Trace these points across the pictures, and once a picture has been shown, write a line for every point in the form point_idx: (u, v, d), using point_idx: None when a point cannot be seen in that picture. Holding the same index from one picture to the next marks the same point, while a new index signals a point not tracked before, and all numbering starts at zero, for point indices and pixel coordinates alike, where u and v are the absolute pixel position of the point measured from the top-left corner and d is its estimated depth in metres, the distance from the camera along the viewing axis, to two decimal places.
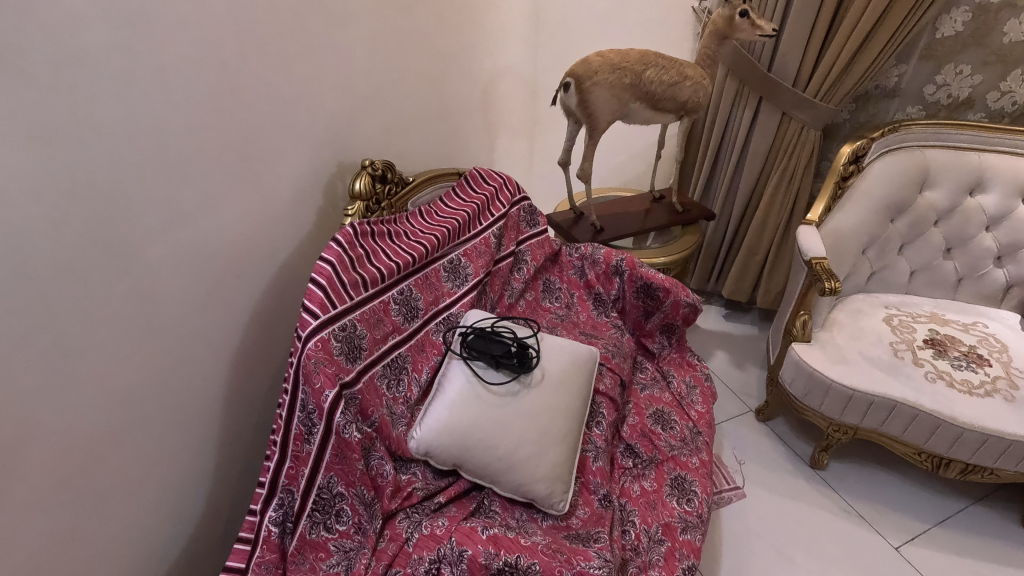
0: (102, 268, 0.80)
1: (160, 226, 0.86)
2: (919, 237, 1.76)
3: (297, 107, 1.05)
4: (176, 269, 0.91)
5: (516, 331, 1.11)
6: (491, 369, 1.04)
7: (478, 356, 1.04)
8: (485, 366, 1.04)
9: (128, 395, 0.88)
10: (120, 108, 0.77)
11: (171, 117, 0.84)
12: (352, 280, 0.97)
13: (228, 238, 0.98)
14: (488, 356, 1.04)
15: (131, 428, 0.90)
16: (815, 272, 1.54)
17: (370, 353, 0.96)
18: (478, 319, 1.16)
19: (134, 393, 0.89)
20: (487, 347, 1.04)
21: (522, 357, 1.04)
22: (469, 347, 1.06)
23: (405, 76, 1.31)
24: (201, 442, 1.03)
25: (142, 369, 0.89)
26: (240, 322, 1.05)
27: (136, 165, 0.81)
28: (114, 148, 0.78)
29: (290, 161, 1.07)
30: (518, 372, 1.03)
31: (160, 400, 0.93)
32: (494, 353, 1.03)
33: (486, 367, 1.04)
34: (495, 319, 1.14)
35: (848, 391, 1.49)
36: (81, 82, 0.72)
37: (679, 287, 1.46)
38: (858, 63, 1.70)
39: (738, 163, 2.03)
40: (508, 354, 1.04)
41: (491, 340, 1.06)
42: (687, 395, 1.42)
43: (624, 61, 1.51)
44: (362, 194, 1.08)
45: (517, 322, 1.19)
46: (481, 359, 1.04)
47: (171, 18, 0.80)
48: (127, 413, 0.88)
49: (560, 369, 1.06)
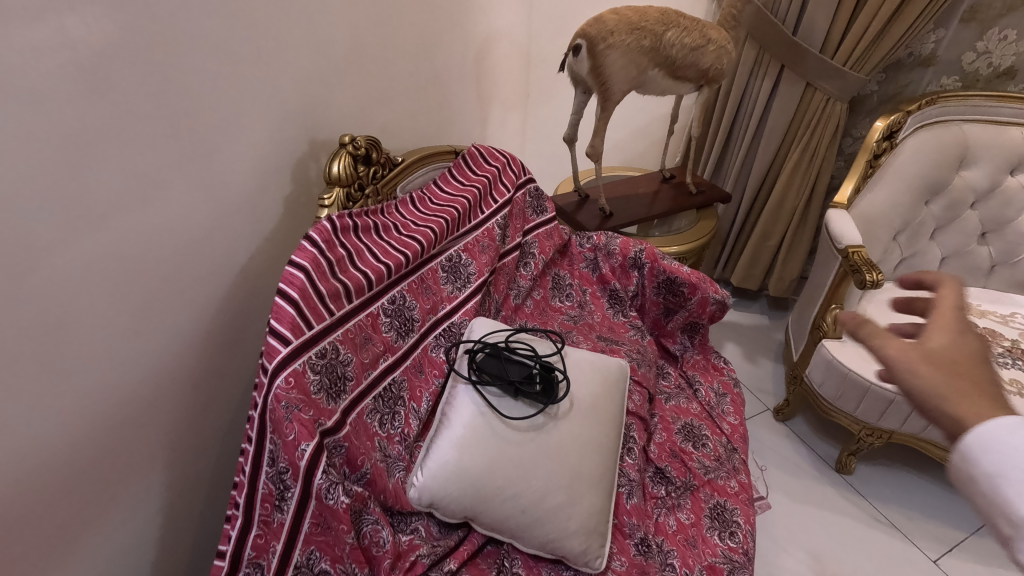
0: None
1: (64, 228, 0.64)
2: (955, 221, 1.62)
3: (253, 67, 0.82)
4: (92, 284, 0.68)
5: (535, 349, 0.92)
6: (508, 397, 0.85)
7: (491, 381, 0.85)
8: (500, 392, 0.85)
9: (38, 449, 0.67)
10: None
11: (70, 77, 0.61)
12: (331, 290, 0.77)
13: (163, 239, 0.76)
14: (504, 381, 0.85)
15: (39, 496, 0.68)
16: (852, 262, 1.37)
17: (357, 384, 0.76)
18: (486, 332, 0.96)
19: (39, 450, 0.67)
20: (503, 371, 0.86)
21: (542, 379, 0.85)
22: (480, 370, 0.87)
23: (388, 35, 1.08)
24: (141, 496, 0.83)
25: (50, 416, 0.67)
26: (186, 345, 0.83)
27: (26, 144, 0.59)
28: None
29: (246, 136, 0.84)
30: (541, 398, 0.84)
31: (79, 453, 0.72)
32: (512, 379, 0.84)
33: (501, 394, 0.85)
34: (510, 333, 0.95)
35: (889, 395, 1.34)
36: None
37: (707, 282, 1.29)
38: (896, 26, 1.52)
39: (753, 140, 1.85)
40: (530, 379, 0.85)
41: (507, 362, 0.87)
42: (716, 405, 1.25)
43: (642, 21, 1.30)
44: (341, 179, 0.85)
45: (530, 332, 1.00)
46: (496, 384, 0.85)
47: None
48: (37, 472, 0.67)
49: (590, 395, 0.88)
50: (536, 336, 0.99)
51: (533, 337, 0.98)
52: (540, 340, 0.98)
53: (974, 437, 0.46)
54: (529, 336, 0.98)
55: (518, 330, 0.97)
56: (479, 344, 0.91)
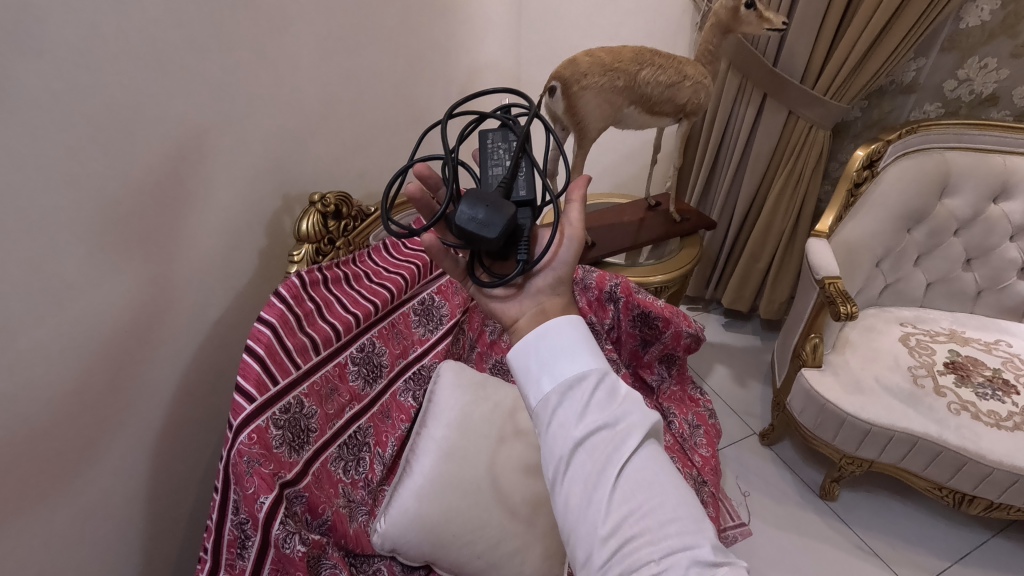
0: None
1: (33, 307, 0.67)
2: (938, 247, 1.63)
3: (220, 137, 0.85)
4: (65, 356, 0.71)
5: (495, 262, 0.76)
6: (455, 221, 0.69)
7: (488, 222, 0.67)
8: (469, 225, 0.67)
9: (35, 512, 0.72)
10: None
11: (65, 178, 0.67)
12: (298, 344, 0.82)
13: (140, 309, 0.80)
14: (489, 246, 0.68)
15: (18, 558, 0.71)
16: (828, 294, 1.39)
17: (320, 435, 0.82)
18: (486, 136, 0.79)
19: (21, 510, 0.70)
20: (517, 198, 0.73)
21: (490, 257, 0.75)
22: (500, 221, 0.67)
23: (362, 87, 1.12)
24: (125, 546, 0.87)
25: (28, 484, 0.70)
26: (163, 401, 0.87)
27: (29, 243, 0.65)
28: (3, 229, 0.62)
29: (215, 203, 0.87)
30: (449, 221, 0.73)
31: (59, 511, 0.75)
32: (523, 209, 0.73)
33: (471, 211, 0.68)
34: (485, 170, 0.77)
35: (865, 426, 1.35)
36: None
37: (680, 316, 1.32)
38: (872, 58, 1.52)
39: (739, 165, 1.87)
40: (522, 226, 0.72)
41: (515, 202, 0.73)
42: (690, 437, 1.28)
43: (616, 61, 1.32)
44: (310, 236, 0.91)
45: (481, 94, 0.79)
46: (484, 230, 0.67)
47: (57, 64, 0.64)
48: (36, 530, 0.73)
49: None
50: (491, 135, 0.80)
51: (494, 143, 0.78)
52: (481, 139, 0.79)
53: (571, 324, 0.66)
54: (495, 118, 0.76)
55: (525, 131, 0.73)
56: (555, 194, 0.68)
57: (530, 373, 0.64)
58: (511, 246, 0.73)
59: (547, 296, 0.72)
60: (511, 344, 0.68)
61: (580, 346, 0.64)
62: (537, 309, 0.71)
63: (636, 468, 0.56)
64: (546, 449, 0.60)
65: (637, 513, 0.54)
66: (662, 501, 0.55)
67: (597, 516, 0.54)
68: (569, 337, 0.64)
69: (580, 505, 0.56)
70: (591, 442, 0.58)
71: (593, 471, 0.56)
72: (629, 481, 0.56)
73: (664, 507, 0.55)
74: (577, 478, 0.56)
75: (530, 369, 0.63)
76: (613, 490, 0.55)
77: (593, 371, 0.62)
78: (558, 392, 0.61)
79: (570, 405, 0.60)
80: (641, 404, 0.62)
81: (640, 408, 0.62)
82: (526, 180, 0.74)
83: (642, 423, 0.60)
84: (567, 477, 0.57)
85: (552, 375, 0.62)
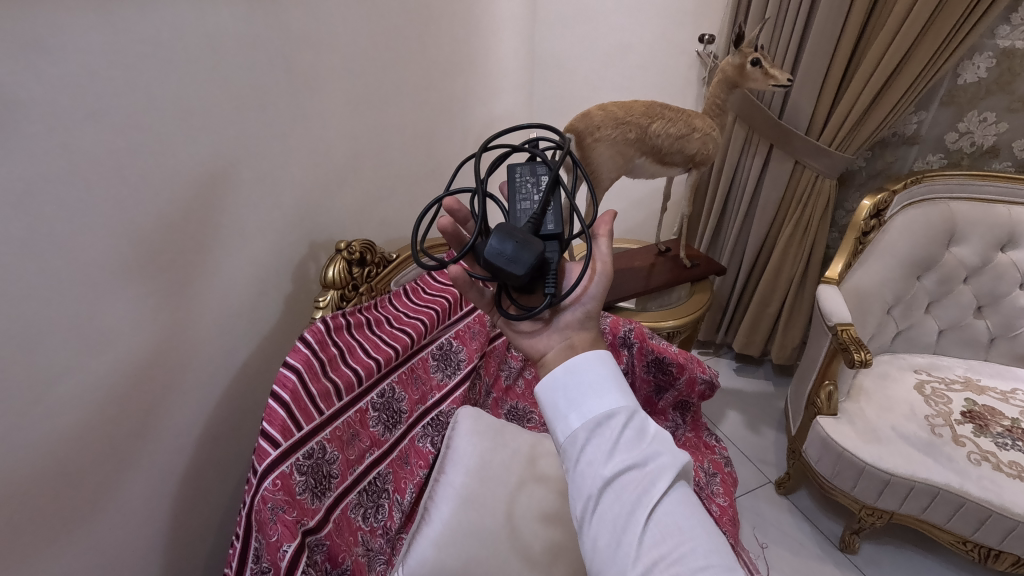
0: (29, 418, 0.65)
1: (72, 352, 0.69)
2: (948, 295, 1.64)
3: (255, 188, 0.89)
4: (97, 399, 0.73)
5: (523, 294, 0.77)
6: (483, 254, 0.70)
7: (517, 257, 0.68)
8: (497, 260, 0.69)
9: (55, 557, 0.72)
10: (8, 217, 0.60)
11: (110, 227, 0.70)
12: (322, 390, 0.83)
13: (170, 353, 0.81)
14: (516, 281, 0.70)
15: None
16: (841, 341, 1.40)
17: (341, 481, 0.83)
18: (516, 169, 0.81)
19: (41, 557, 0.70)
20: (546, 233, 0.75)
21: (518, 290, 0.76)
22: (528, 258, 0.68)
23: (386, 140, 1.17)
24: None
25: (53, 527, 0.71)
26: (186, 443, 0.88)
27: (72, 290, 0.68)
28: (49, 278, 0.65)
29: (247, 250, 0.90)
30: (477, 253, 0.74)
31: (80, 558, 0.75)
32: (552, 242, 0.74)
33: (500, 245, 0.69)
34: (514, 203, 0.79)
35: (885, 476, 1.33)
36: (11, 211, 0.60)
37: (694, 362, 1.32)
38: (874, 112, 1.57)
39: (747, 213, 1.91)
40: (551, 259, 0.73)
41: (544, 236, 0.75)
42: (707, 485, 1.26)
43: (628, 115, 1.37)
44: (335, 283, 0.93)
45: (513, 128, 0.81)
46: (512, 265, 0.68)
47: (111, 123, 0.68)
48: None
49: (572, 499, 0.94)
50: (519, 168, 0.81)
51: (523, 178, 0.80)
52: (510, 173, 0.81)
53: (597, 360, 0.67)
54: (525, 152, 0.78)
55: (556, 166, 0.76)
56: (583, 231, 0.70)
57: (557, 409, 0.65)
58: (539, 279, 0.75)
59: (576, 330, 0.74)
60: (539, 378, 0.69)
61: (609, 384, 0.65)
62: (566, 344, 0.73)
63: (665, 512, 0.56)
64: (574, 487, 0.60)
65: (667, 558, 0.54)
66: (693, 547, 0.55)
67: (626, 560, 0.54)
68: (597, 375, 0.66)
69: (609, 546, 0.56)
70: (620, 481, 0.58)
71: (622, 511, 0.56)
72: (658, 524, 0.56)
73: (695, 552, 0.54)
74: (606, 518, 0.56)
75: (558, 405, 0.64)
76: (642, 533, 0.55)
77: (622, 409, 0.63)
78: (586, 429, 0.61)
79: (599, 443, 0.61)
80: (671, 445, 0.62)
81: (670, 448, 0.62)
82: (554, 214, 0.75)
83: (673, 464, 0.60)
84: (595, 516, 0.57)
85: (580, 411, 0.63)
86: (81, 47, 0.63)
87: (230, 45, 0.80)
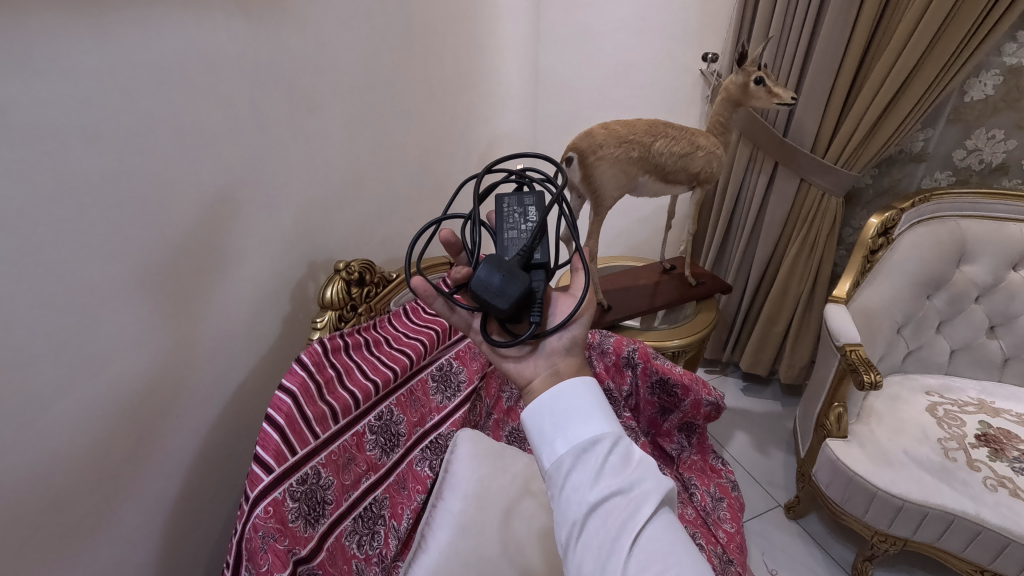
0: (19, 441, 0.64)
1: (64, 374, 0.68)
2: (959, 314, 1.61)
3: (254, 208, 0.89)
4: (90, 422, 0.72)
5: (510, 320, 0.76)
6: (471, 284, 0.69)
7: (503, 289, 0.67)
8: (483, 292, 0.68)
9: None
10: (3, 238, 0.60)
11: (105, 248, 0.69)
12: (318, 413, 0.81)
13: (164, 374, 0.80)
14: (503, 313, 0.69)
15: None
16: (850, 361, 1.37)
17: (336, 507, 0.81)
18: (504, 199, 0.81)
19: None
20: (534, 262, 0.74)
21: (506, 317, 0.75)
22: (514, 292, 0.67)
23: (387, 159, 1.17)
24: None
25: (43, 553, 0.69)
26: (180, 466, 0.86)
27: (66, 311, 0.67)
28: (42, 299, 0.64)
29: (245, 270, 0.90)
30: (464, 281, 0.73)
31: None
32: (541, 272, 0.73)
33: (486, 278, 0.68)
34: (502, 232, 0.78)
35: (897, 502, 1.29)
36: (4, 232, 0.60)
37: (700, 383, 1.29)
38: (880, 130, 1.55)
39: (753, 230, 1.89)
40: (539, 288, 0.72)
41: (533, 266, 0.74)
42: (712, 510, 1.24)
43: (631, 133, 1.37)
44: (334, 303, 0.92)
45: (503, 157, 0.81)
46: (498, 298, 0.67)
47: (109, 144, 0.68)
48: None
49: None
50: (507, 198, 0.81)
51: (512, 207, 0.80)
52: (498, 203, 0.81)
53: (584, 385, 0.66)
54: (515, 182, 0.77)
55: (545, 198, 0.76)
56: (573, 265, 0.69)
57: (543, 434, 0.63)
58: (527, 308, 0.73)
59: (562, 357, 0.73)
60: (525, 405, 0.68)
61: (595, 409, 0.63)
62: (552, 370, 0.71)
63: (650, 537, 0.54)
64: (558, 514, 0.58)
65: None
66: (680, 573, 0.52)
67: None
68: (584, 401, 0.64)
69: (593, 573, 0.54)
70: (604, 507, 0.56)
71: (606, 537, 0.54)
72: (644, 549, 0.54)
73: None
74: (591, 545, 0.54)
75: (544, 430, 0.63)
76: (627, 559, 0.53)
77: (608, 435, 0.61)
78: (571, 454, 0.60)
79: (584, 469, 0.59)
80: (656, 471, 0.61)
81: (655, 475, 0.60)
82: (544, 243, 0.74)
83: (657, 490, 0.58)
84: (579, 543, 0.55)
85: (566, 437, 0.61)
86: (80, 69, 0.63)
87: (231, 67, 0.80)
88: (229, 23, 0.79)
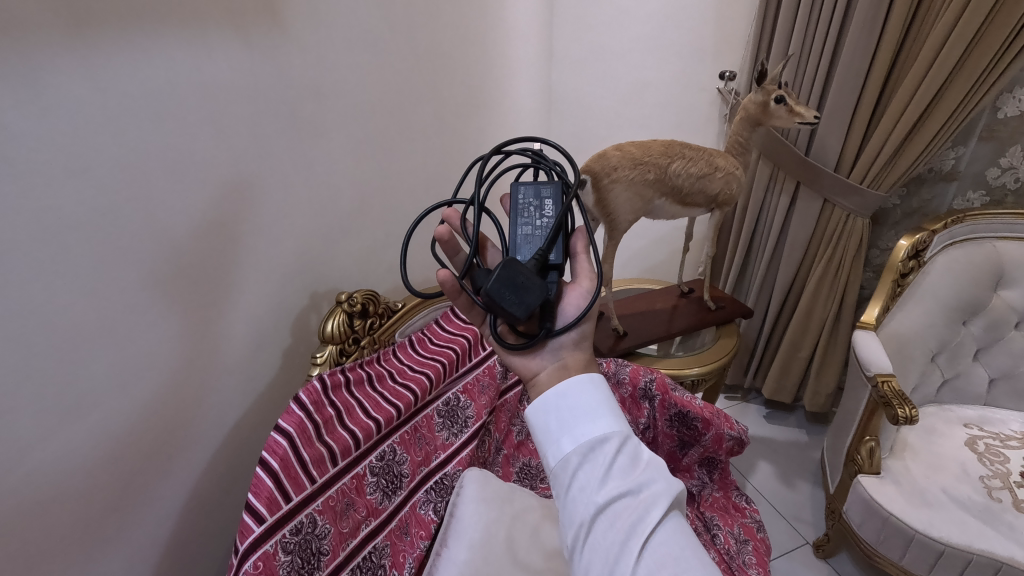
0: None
1: (47, 418, 0.64)
2: (998, 342, 1.52)
3: (253, 238, 0.86)
4: (75, 467, 0.68)
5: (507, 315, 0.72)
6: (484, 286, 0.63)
7: (522, 299, 0.62)
8: (501, 296, 0.62)
9: None
10: None
11: (92, 286, 0.67)
12: (315, 456, 0.77)
13: (155, 413, 0.77)
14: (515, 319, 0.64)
15: None
16: (883, 394, 1.29)
17: (333, 558, 0.76)
18: (523, 186, 0.76)
19: None
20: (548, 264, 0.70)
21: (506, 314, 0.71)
22: (534, 301, 0.62)
23: (394, 184, 1.13)
24: None
25: None
26: (173, 507, 0.83)
27: (49, 354, 0.64)
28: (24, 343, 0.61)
29: (243, 302, 0.87)
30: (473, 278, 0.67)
31: None
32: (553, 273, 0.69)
33: (506, 282, 0.62)
34: (517, 227, 0.74)
35: (938, 546, 1.20)
36: None
37: (721, 417, 1.23)
38: (907, 149, 1.49)
39: (774, 252, 1.82)
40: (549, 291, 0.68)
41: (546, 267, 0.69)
42: (737, 553, 1.14)
43: (646, 155, 1.32)
44: (334, 337, 0.89)
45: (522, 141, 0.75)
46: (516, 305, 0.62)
47: (97, 179, 0.65)
48: None
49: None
50: (524, 188, 0.76)
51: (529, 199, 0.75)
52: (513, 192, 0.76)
53: (590, 379, 0.62)
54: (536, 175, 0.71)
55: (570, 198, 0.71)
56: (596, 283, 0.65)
57: (549, 432, 0.58)
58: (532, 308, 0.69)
59: (570, 350, 0.68)
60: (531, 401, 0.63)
61: (603, 407, 0.59)
62: (559, 363, 0.67)
63: (661, 540, 0.49)
64: (564, 515, 0.54)
65: None
66: None
67: None
68: (590, 397, 0.60)
69: None
70: (613, 509, 0.51)
71: (615, 539, 0.50)
72: (655, 554, 0.49)
73: None
74: (598, 548, 0.50)
75: (549, 427, 0.58)
76: (637, 565, 0.48)
77: (616, 434, 0.57)
78: (578, 453, 0.55)
79: (591, 468, 0.54)
80: (667, 472, 0.56)
81: (666, 477, 0.56)
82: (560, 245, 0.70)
83: (668, 492, 0.53)
84: (586, 546, 0.51)
85: (573, 434, 0.57)
86: (66, 104, 0.61)
87: (229, 95, 0.78)
88: (226, 52, 0.76)
